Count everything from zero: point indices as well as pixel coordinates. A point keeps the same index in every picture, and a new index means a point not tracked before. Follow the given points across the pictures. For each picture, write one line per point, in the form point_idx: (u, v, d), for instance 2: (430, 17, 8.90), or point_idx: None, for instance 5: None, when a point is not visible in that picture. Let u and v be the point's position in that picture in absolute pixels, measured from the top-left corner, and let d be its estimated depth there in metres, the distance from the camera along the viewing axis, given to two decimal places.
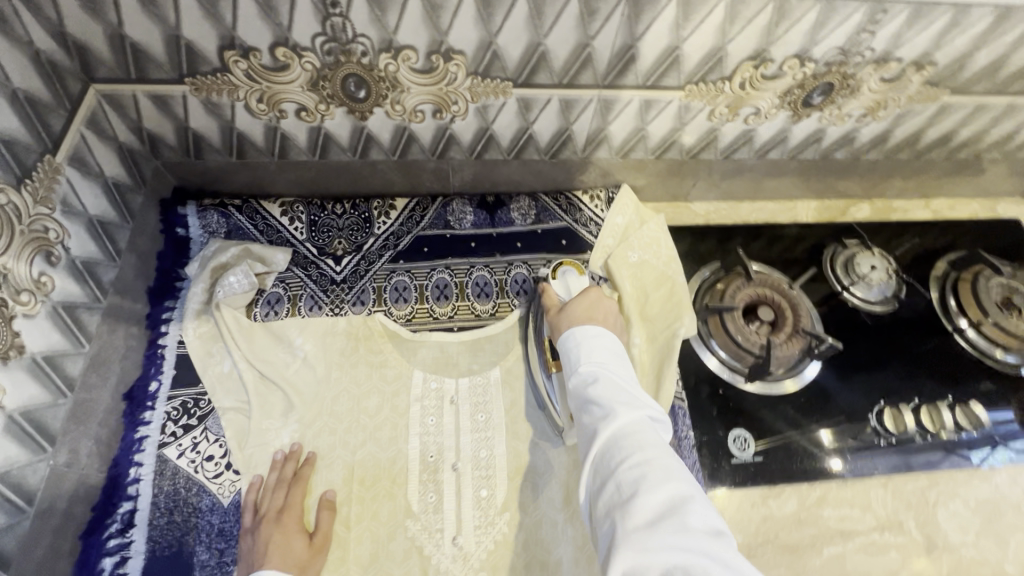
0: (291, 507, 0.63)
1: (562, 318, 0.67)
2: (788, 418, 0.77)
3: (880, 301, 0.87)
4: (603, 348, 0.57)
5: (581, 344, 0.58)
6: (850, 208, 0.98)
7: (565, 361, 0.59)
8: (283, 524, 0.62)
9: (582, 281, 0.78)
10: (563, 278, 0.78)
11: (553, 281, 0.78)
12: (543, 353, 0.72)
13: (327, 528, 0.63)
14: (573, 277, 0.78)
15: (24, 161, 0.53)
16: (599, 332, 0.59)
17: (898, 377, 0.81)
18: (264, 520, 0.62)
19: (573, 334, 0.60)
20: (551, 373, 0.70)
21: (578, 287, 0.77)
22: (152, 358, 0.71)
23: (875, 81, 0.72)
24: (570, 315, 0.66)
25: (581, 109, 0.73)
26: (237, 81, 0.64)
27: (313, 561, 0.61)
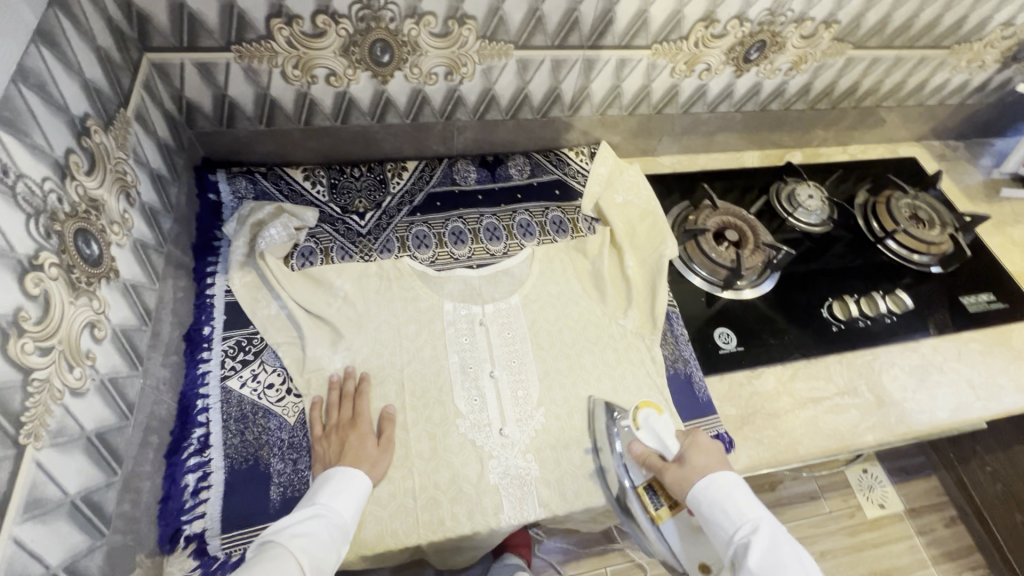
0: (361, 417, 0.70)
1: (688, 476, 0.64)
2: (759, 317, 0.92)
3: (819, 224, 1.05)
4: (751, 505, 0.60)
5: (727, 496, 0.60)
6: (785, 155, 1.18)
7: (716, 519, 0.60)
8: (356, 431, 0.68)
9: (667, 419, 0.69)
10: (648, 424, 0.68)
11: (642, 435, 0.68)
12: (642, 504, 0.68)
13: (390, 436, 0.70)
14: (663, 423, 0.68)
15: (108, 110, 0.60)
16: (736, 484, 0.61)
17: (838, 279, 0.99)
18: (337, 429, 0.69)
19: (711, 486, 0.61)
20: (658, 522, 0.67)
21: (671, 433, 0.68)
22: (202, 306, 0.77)
23: (796, 38, 0.90)
24: (695, 466, 0.64)
25: (569, 69, 0.87)
26: (278, 48, 0.73)
27: (383, 460, 0.68)
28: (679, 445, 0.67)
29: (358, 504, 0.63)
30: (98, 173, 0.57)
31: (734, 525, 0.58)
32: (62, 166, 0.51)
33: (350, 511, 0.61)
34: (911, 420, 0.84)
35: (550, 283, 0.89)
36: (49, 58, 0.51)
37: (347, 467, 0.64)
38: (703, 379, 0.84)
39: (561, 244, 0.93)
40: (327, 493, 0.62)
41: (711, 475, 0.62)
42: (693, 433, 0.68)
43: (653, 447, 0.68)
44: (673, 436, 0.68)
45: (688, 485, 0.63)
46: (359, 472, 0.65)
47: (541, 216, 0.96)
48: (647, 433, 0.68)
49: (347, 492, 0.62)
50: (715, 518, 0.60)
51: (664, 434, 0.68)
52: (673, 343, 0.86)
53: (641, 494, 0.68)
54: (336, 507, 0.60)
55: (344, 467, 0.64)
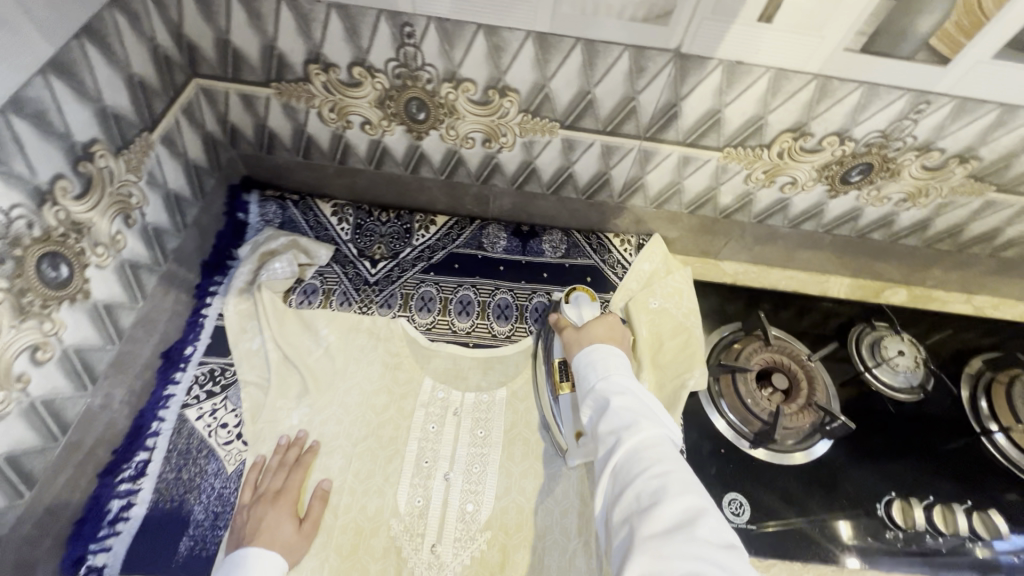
0: (287, 492, 0.66)
1: (580, 339, 0.68)
2: (790, 493, 0.74)
3: (904, 388, 0.84)
4: (620, 364, 0.60)
5: (601, 359, 0.61)
6: (884, 291, 0.97)
7: (582, 379, 0.61)
8: (277, 507, 0.64)
9: (593, 307, 0.76)
10: (576, 302, 0.77)
11: (564, 308, 0.76)
12: (553, 376, 0.73)
13: (315, 518, 0.65)
14: (586, 302, 0.76)
15: (126, 134, 0.61)
16: (614, 352, 0.62)
17: (912, 469, 0.78)
18: (260, 501, 0.65)
19: (591, 350, 0.64)
20: (560, 396, 0.72)
21: (591, 314, 0.75)
22: (192, 325, 0.77)
23: (916, 167, 0.73)
24: (590, 336, 0.68)
25: (621, 156, 0.77)
26: (315, 91, 0.72)
27: (298, 546, 0.63)
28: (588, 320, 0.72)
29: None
30: (91, 197, 0.57)
31: (600, 379, 0.59)
32: (43, 192, 0.52)
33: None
34: None
35: None
36: (59, 87, 0.52)
37: (256, 551, 0.60)
38: None
39: None
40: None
41: (592, 346, 0.65)
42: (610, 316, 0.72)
43: (569, 319, 0.74)
44: (593, 315, 0.74)
45: (578, 346, 0.68)
46: (272, 557, 0.60)
47: None
48: (571, 307, 0.76)
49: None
50: (586, 377, 0.61)
51: (582, 313, 0.74)
52: None
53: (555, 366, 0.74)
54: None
55: (252, 552, 0.59)
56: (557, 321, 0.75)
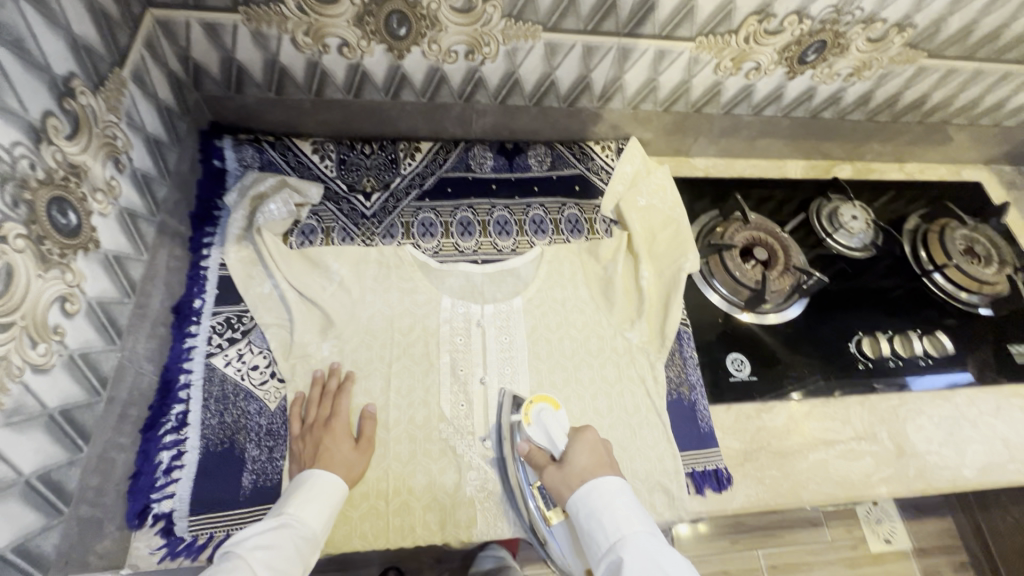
0: (337, 417, 0.67)
1: (568, 478, 0.56)
2: (779, 345, 0.85)
3: (859, 247, 0.97)
4: (635, 528, 0.50)
5: (607, 508, 0.52)
6: (833, 168, 1.07)
7: (586, 540, 0.52)
8: (331, 433, 0.65)
9: (561, 419, 0.63)
10: (539, 420, 0.63)
11: (528, 431, 0.62)
12: (538, 504, 0.63)
13: (371, 436, 0.67)
14: (553, 418, 0.62)
15: (99, 69, 0.57)
16: (621, 492, 0.53)
17: (872, 311, 0.91)
18: (313, 430, 0.66)
19: (590, 495, 0.53)
20: (551, 524, 0.61)
21: (562, 433, 0.61)
22: (195, 278, 0.75)
23: (862, 41, 0.80)
24: (581, 475, 0.56)
25: (601, 57, 0.79)
26: (288, 12, 0.68)
27: (360, 463, 0.65)
28: (568, 445, 0.60)
29: (328, 512, 0.59)
30: (82, 138, 0.54)
31: (612, 542, 0.50)
32: (37, 130, 0.48)
33: (319, 519, 0.57)
34: (932, 476, 0.77)
35: (556, 287, 0.83)
36: (30, 12, 0.47)
37: (320, 473, 0.61)
38: (708, 408, 0.79)
39: (573, 245, 0.87)
40: (294, 504, 0.57)
41: (590, 485, 0.54)
42: (591, 435, 0.60)
43: (542, 446, 0.61)
44: (567, 434, 0.61)
45: (570, 493, 0.56)
46: (334, 478, 0.61)
47: (556, 213, 0.91)
48: (538, 429, 0.62)
49: (314, 499, 0.59)
50: (591, 535, 0.51)
51: (555, 434, 0.61)
52: (680, 366, 0.80)
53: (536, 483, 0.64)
54: (300, 515, 0.57)
55: (313, 472, 0.61)
56: (528, 449, 0.61)
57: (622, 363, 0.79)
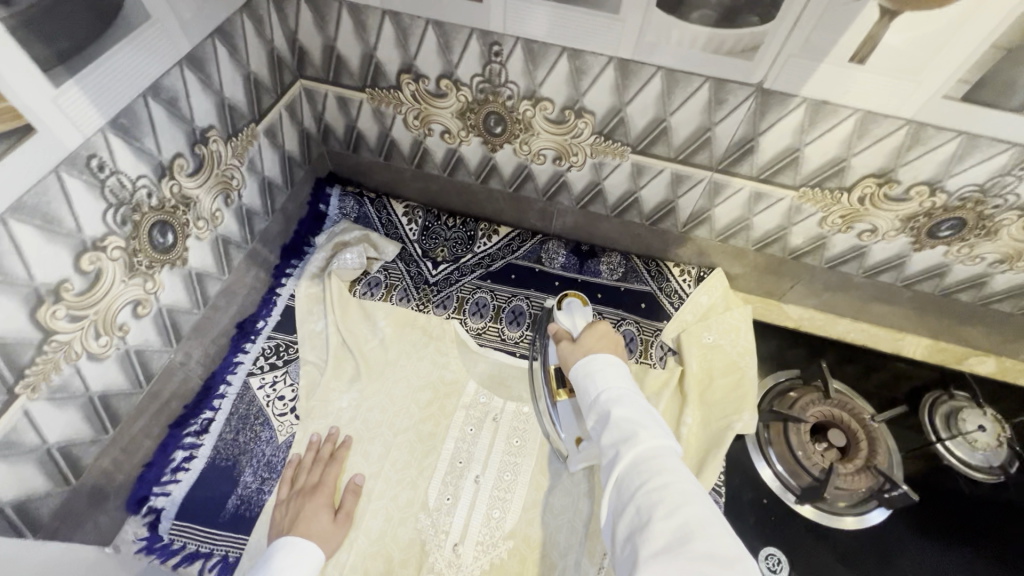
0: (322, 486, 0.68)
1: (576, 352, 0.61)
2: (834, 557, 0.70)
3: (982, 468, 0.77)
4: (622, 386, 0.54)
5: (597, 368, 0.55)
6: (968, 358, 0.89)
7: (578, 387, 0.57)
8: (314, 501, 0.66)
9: (587, 313, 0.70)
10: (569, 310, 0.70)
11: (558, 315, 0.70)
12: (548, 383, 0.68)
13: (349, 511, 0.67)
14: (579, 310, 0.70)
15: (237, 124, 0.69)
16: (614, 363, 0.56)
17: (982, 556, 0.71)
18: (297, 497, 0.67)
19: (589, 361, 0.57)
20: (556, 404, 0.68)
21: (585, 321, 0.69)
22: (267, 301, 0.84)
23: (1016, 228, 0.67)
24: (584, 349, 0.61)
25: (690, 185, 0.77)
26: (403, 99, 0.77)
27: (334, 537, 0.65)
28: (584, 327, 0.66)
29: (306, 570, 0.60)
30: (200, 176, 0.64)
31: (595, 388, 0.54)
32: (164, 166, 0.59)
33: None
34: None
35: None
36: (190, 79, 0.59)
37: (294, 543, 0.61)
38: None
39: None
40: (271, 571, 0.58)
41: (590, 358, 0.57)
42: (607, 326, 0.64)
43: (564, 326, 0.67)
44: (587, 322, 0.68)
45: (574, 359, 0.61)
46: (309, 549, 0.62)
47: (612, 325, 0.87)
48: (564, 314, 0.70)
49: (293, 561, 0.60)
50: (582, 386, 0.56)
51: (576, 317, 0.69)
52: None
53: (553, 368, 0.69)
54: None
55: (289, 540, 0.62)
56: (556, 329, 0.66)
57: None
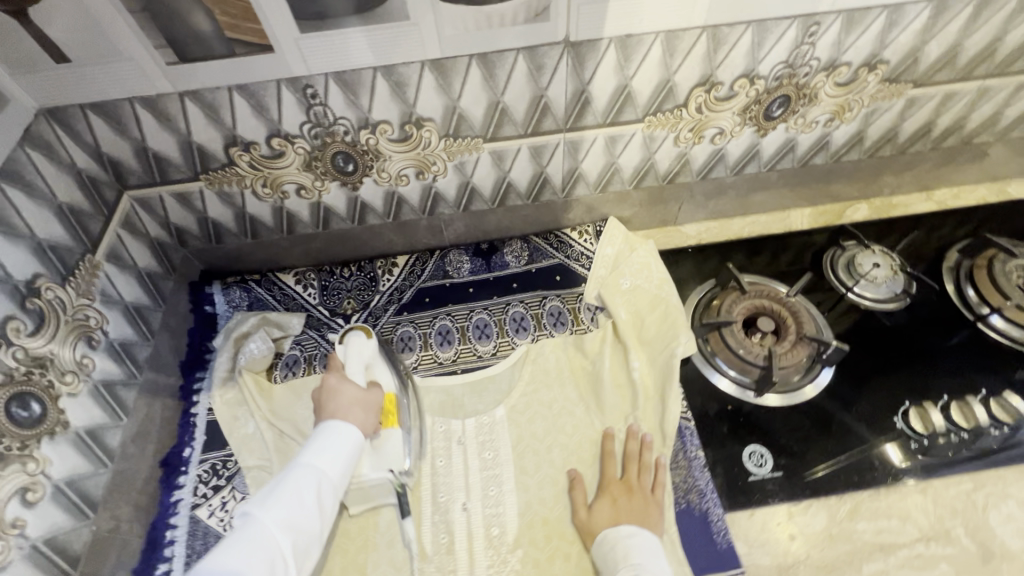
0: (331, 373, 0.67)
1: (354, 403, 0.65)
2: (805, 429, 0.74)
3: (890, 298, 0.85)
4: (639, 547, 0.61)
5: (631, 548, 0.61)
6: (846, 210, 0.97)
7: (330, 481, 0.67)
8: (331, 389, 0.65)
9: (368, 345, 0.71)
10: (354, 340, 0.71)
11: (347, 346, 0.71)
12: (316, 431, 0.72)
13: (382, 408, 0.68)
14: (359, 343, 0.71)
15: (67, 261, 0.63)
16: (635, 533, 0.62)
17: (919, 374, 0.78)
18: (318, 397, 0.65)
19: (614, 538, 0.62)
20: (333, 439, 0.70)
21: (368, 351, 0.71)
22: (185, 427, 0.77)
23: (831, 86, 0.74)
24: (366, 395, 0.66)
25: (551, 153, 0.78)
26: (243, 172, 0.74)
27: (372, 415, 0.66)
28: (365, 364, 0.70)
29: (343, 459, 0.59)
30: (47, 330, 0.58)
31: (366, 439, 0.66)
32: None
33: (334, 469, 0.58)
34: None
35: (541, 388, 0.79)
36: None
37: (337, 429, 0.61)
38: (726, 516, 0.68)
39: (558, 340, 0.83)
40: (312, 460, 0.57)
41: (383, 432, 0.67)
42: (374, 379, 0.71)
43: (340, 357, 0.71)
44: (364, 355, 0.70)
45: (359, 408, 0.65)
46: (347, 453, 0.60)
47: (537, 307, 0.87)
48: (346, 351, 0.71)
49: (335, 447, 0.59)
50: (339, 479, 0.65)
51: (359, 353, 0.70)
52: (686, 470, 0.71)
53: (396, 398, 0.71)
54: (319, 464, 0.57)
55: (333, 427, 0.61)
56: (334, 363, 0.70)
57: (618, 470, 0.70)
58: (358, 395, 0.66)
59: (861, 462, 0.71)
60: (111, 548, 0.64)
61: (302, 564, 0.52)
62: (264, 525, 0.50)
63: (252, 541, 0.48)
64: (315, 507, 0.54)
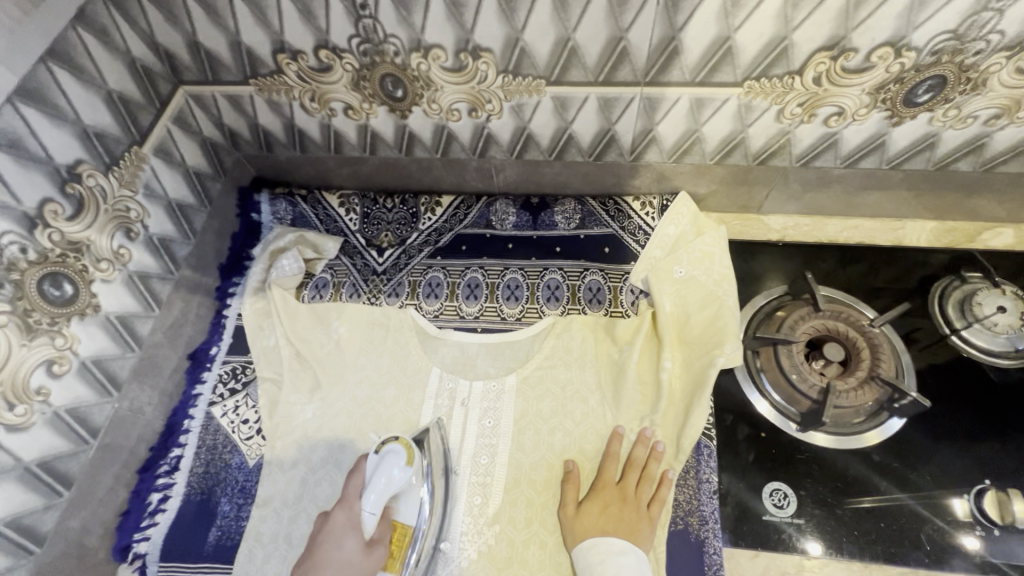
0: (342, 506, 0.60)
1: (341, 564, 0.56)
2: (846, 479, 0.64)
3: (1005, 351, 0.69)
4: (628, 569, 0.56)
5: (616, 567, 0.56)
6: (983, 232, 0.79)
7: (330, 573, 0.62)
8: (332, 531, 0.58)
9: (401, 477, 0.59)
10: (386, 461, 0.60)
11: (370, 465, 0.61)
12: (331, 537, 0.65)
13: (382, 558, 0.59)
14: (391, 465, 0.59)
15: (113, 151, 0.64)
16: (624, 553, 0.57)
17: (1013, 449, 0.64)
18: (320, 530, 0.60)
19: (600, 551, 0.58)
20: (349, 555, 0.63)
21: (398, 484, 0.59)
22: (216, 326, 0.81)
23: (1009, 72, 0.56)
24: (356, 563, 0.57)
25: (622, 108, 0.67)
26: (291, 82, 0.70)
27: (358, 575, 0.57)
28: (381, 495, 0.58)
29: None
30: (85, 217, 0.61)
31: None
32: (33, 217, 0.56)
33: None
34: None
35: (559, 366, 0.73)
36: (32, 116, 0.54)
37: None
38: (724, 550, 0.61)
39: (589, 318, 0.76)
40: None
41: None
42: (392, 513, 0.61)
43: (367, 470, 0.61)
44: (392, 488, 0.59)
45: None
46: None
47: (575, 278, 0.80)
48: (377, 463, 0.61)
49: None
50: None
51: (383, 474, 0.59)
52: (691, 492, 0.65)
53: (411, 532, 0.61)
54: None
55: None
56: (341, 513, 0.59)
57: (617, 472, 0.65)
58: (351, 554, 0.57)
59: (904, 532, 0.60)
60: (132, 423, 0.70)
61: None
62: None
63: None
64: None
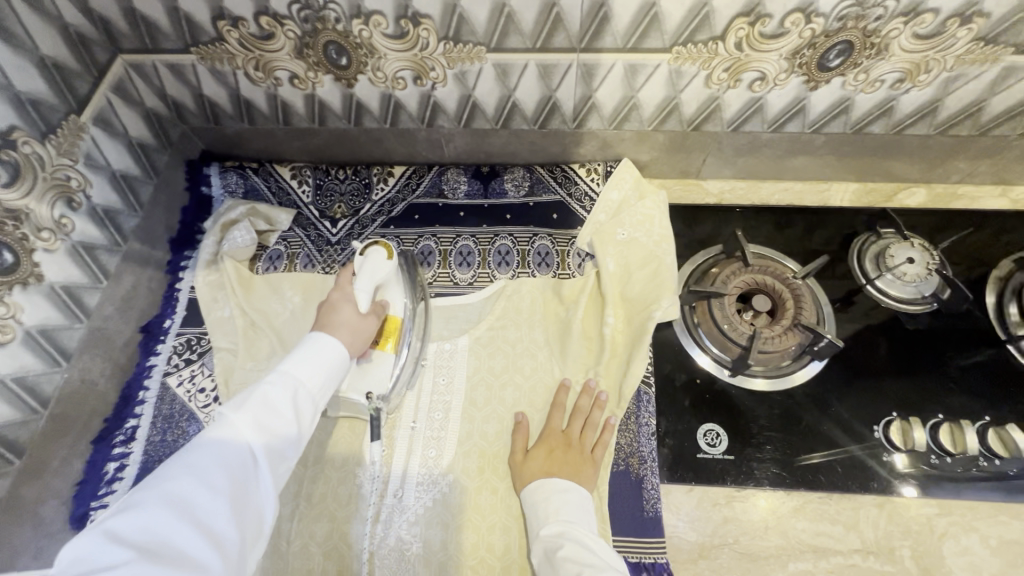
0: (337, 289, 0.64)
1: (354, 326, 0.61)
2: (772, 418, 0.69)
3: (914, 300, 0.76)
4: (570, 504, 0.60)
5: (555, 500, 0.61)
6: (897, 193, 0.85)
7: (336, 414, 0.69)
8: (333, 303, 0.63)
9: (387, 265, 0.66)
10: (375, 258, 0.66)
11: (361, 263, 0.66)
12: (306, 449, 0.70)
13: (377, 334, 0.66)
14: (378, 259, 0.66)
15: (49, 119, 0.63)
16: (565, 491, 0.61)
17: (920, 385, 0.71)
18: (320, 310, 0.63)
19: (542, 489, 0.62)
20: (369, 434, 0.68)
21: (385, 274, 0.66)
22: (168, 299, 0.81)
23: (906, 38, 0.61)
24: (360, 321, 0.62)
25: (561, 75, 0.70)
26: (233, 50, 0.70)
27: (366, 325, 0.63)
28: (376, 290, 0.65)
29: (326, 377, 0.55)
30: (24, 184, 0.61)
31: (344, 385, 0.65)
32: None
33: (316, 381, 0.54)
34: None
35: (509, 326, 0.77)
36: None
37: (328, 340, 0.57)
38: (662, 487, 0.66)
39: (537, 281, 0.80)
40: (289, 364, 0.54)
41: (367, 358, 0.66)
42: (382, 300, 0.68)
43: (354, 268, 0.66)
44: (380, 274, 0.65)
45: (354, 338, 0.60)
46: (337, 348, 0.57)
47: (524, 243, 0.83)
48: (364, 262, 0.66)
49: (318, 361, 0.55)
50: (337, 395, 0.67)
51: (373, 268, 0.65)
52: (632, 437, 0.69)
53: (401, 322, 0.69)
54: (299, 375, 0.53)
55: (320, 339, 0.57)
56: (338, 292, 0.63)
57: (563, 421, 0.69)
58: (353, 317, 0.62)
59: (825, 464, 0.66)
60: (83, 396, 0.70)
61: (275, 469, 0.48)
62: (229, 425, 0.47)
63: (218, 445, 0.46)
64: (292, 412, 0.51)
